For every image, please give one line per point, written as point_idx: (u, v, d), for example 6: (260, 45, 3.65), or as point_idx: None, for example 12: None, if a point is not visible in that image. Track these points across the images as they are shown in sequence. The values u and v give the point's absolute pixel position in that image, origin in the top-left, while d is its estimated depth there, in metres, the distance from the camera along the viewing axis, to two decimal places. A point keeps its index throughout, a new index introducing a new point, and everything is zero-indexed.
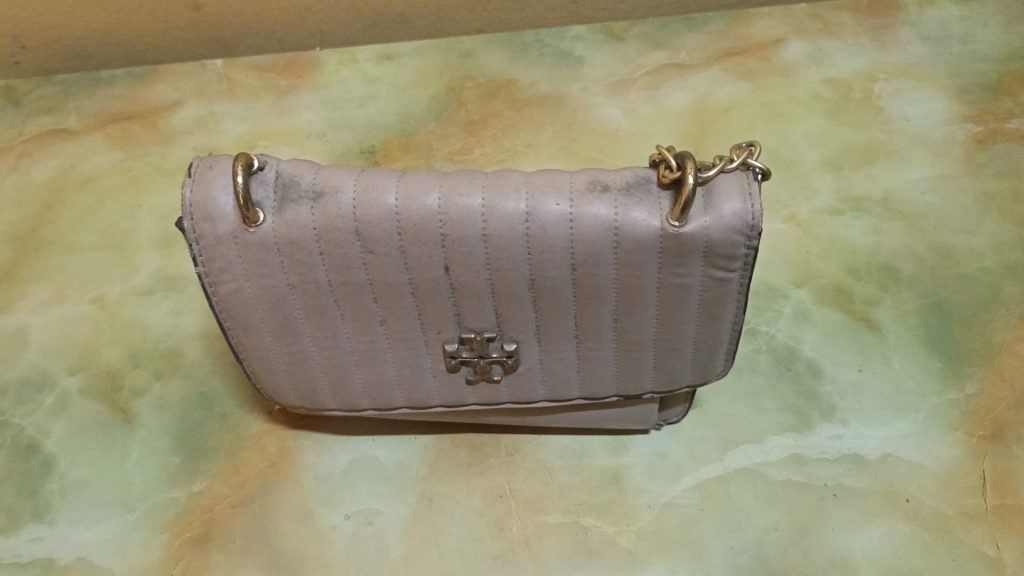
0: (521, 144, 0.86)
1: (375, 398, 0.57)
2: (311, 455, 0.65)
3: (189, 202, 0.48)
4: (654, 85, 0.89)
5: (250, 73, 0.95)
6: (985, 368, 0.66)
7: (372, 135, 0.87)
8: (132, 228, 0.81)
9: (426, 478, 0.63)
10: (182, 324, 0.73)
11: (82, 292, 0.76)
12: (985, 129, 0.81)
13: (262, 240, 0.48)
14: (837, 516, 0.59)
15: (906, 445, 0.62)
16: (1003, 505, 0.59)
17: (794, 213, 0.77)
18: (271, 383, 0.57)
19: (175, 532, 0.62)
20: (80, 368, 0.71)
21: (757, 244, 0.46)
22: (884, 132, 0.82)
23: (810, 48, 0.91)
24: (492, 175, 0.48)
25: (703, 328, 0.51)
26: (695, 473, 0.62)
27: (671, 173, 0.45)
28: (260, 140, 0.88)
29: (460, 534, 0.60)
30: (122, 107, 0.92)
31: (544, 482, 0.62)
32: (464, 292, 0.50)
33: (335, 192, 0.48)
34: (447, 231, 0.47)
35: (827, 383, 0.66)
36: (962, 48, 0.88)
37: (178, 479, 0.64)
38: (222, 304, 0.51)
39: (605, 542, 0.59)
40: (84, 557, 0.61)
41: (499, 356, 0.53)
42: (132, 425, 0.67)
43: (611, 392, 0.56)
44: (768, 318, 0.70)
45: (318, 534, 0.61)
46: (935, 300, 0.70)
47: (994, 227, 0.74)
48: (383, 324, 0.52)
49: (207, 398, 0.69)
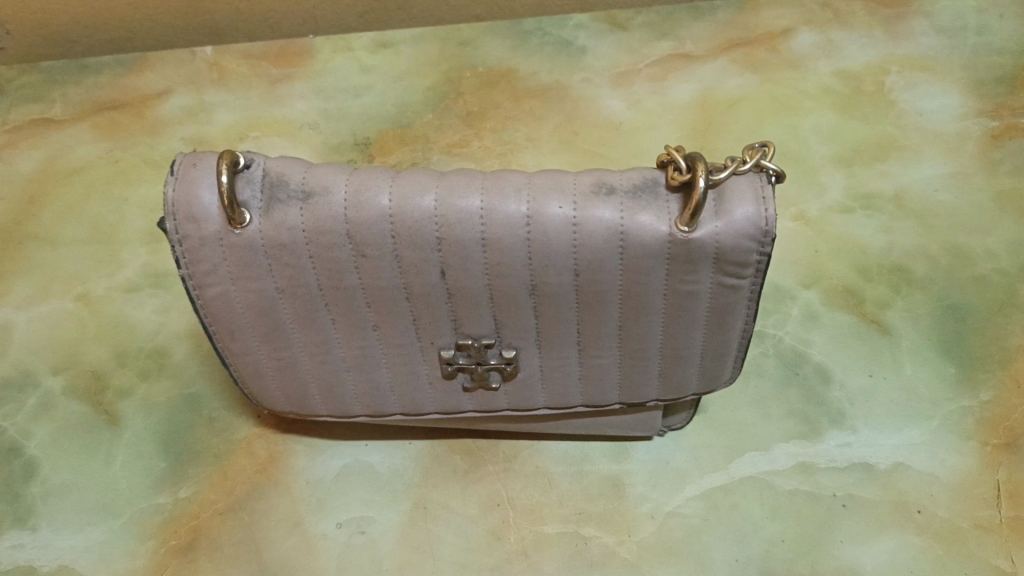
0: (521, 136, 0.83)
1: (367, 405, 0.55)
2: (302, 460, 0.63)
3: (171, 201, 0.45)
4: (659, 76, 0.86)
5: (241, 60, 0.91)
6: (999, 373, 0.64)
7: (367, 126, 0.85)
8: (119, 222, 0.78)
9: (421, 485, 0.61)
10: (170, 323, 0.71)
11: (66, 288, 0.74)
12: (1000, 124, 0.79)
13: (248, 243, 0.46)
14: (846, 527, 0.57)
15: (918, 454, 0.60)
16: (1019, 517, 0.57)
17: (803, 211, 0.74)
18: (260, 388, 0.54)
19: (160, 540, 0.60)
20: (64, 367, 0.68)
21: (770, 250, 0.43)
22: (896, 127, 0.80)
23: (821, 39, 0.88)
24: (491, 175, 0.46)
25: (711, 337, 0.49)
26: (699, 481, 0.60)
27: (681, 175, 0.43)
28: (252, 131, 0.85)
29: (456, 544, 0.58)
30: (109, 94, 0.89)
31: (542, 490, 0.60)
32: (462, 298, 0.47)
33: (326, 192, 0.45)
34: (444, 234, 0.45)
35: (836, 390, 0.64)
36: (977, 40, 0.85)
37: (164, 484, 0.62)
38: (206, 307, 0.49)
39: (606, 553, 0.57)
40: (67, 565, 0.59)
41: (498, 363, 0.51)
42: (118, 427, 0.65)
43: (615, 400, 0.54)
44: (776, 320, 0.68)
45: (309, 544, 0.59)
46: (949, 302, 0.68)
47: (1009, 227, 0.72)
48: (376, 329, 0.50)
49: (194, 401, 0.66)
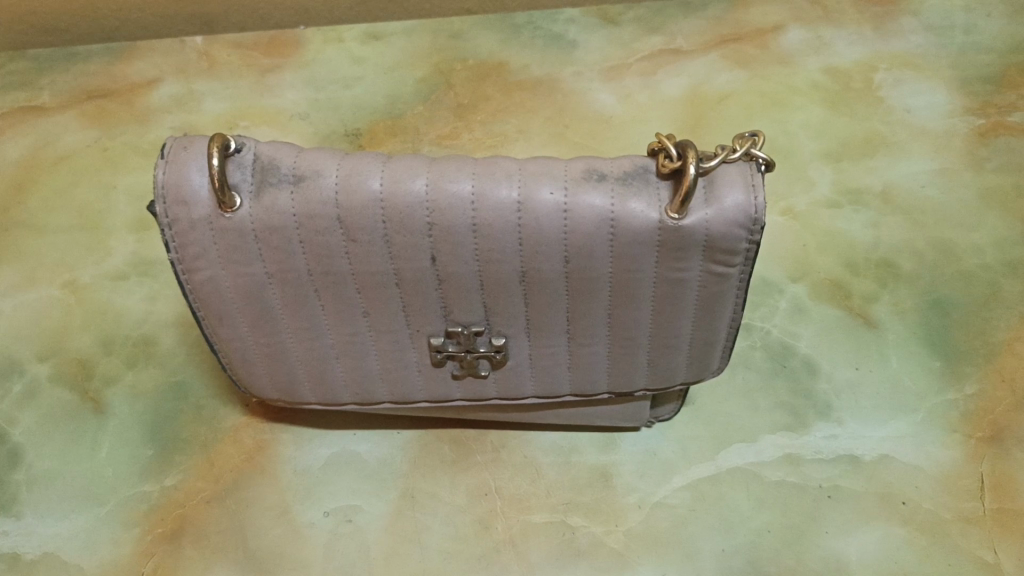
0: (511, 128, 0.83)
1: (356, 393, 0.55)
2: (289, 449, 0.63)
3: (161, 183, 0.45)
4: (649, 70, 0.87)
5: (231, 50, 0.91)
6: (984, 367, 0.64)
7: (357, 117, 0.84)
8: (107, 210, 0.78)
9: (408, 474, 0.61)
10: (157, 311, 0.70)
11: (53, 276, 0.73)
12: (987, 122, 0.79)
13: (238, 226, 0.46)
14: (831, 517, 0.58)
15: (903, 446, 0.61)
16: (1002, 509, 0.58)
17: (791, 205, 0.75)
18: (248, 375, 0.54)
19: (146, 527, 0.59)
20: (50, 355, 0.68)
21: (759, 239, 0.44)
22: (884, 123, 0.80)
23: (810, 36, 0.88)
24: (483, 161, 0.46)
25: (699, 326, 0.49)
26: (686, 472, 0.60)
27: (672, 162, 0.43)
28: (241, 120, 0.85)
29: (443, 533, 0.58)
30: (98, 83, 0.88)
31: (531, 480, 0.60)
32: (452, 284, 0.47)
33: (317, 176, 0.45)
34: (435, 219, 0.45)
35: (822, 382, 0.64)
36: (964, 39, 0.86)
37: (151, 472, 0.62)
38: (195, 292, 0.49)
39: (593, 543, 0.57)
40: (51, 552, 0.58)
41: (487, 351, 0.51)
42: (104, 415, 0.65)
43: (603, 389, 0.54)
44: (763, 313, 0.68)
45: (296, 532, 0.59)
46: (935, 297, 0.68)
47: (995, 223, 0.72)
48: (365, 316, 0.50)
49: (181, 389, 0.66)
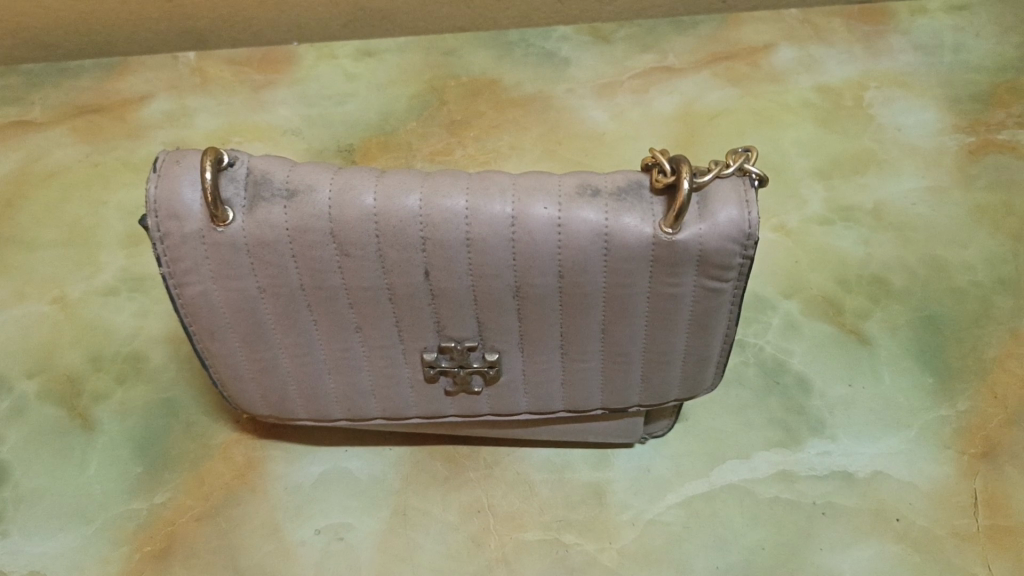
0: (504, 145, 0.84)
1: (348, 408, 0.55)
2: (280, 465, 0.62)
3: (153, 198, 0.45)
4: (641, 88, 0.87)
5: (225, 66, 0.91)
6: (977, 384, 0.65)
7: (350, 133, 0.85)
8: (97, 225, 0.77)
9: (401, 491, 0.61)
10: (147, 327, 0.70)
11: (42, 291, 0.72)
12: (976, 140, 0.80)
13: (230, 240, 0.45)
14: (825, 534, 0.57)
15: (896, 463, 0.61)
16: (996, 525, 0.57)
17: (783, 222, 0.75)
18: (239, 391, 0.54)
19: (135, 546, 0.58)
20: (38, 371, 0.67)
21: (752, 254, 0.44)
22: (875, 141, 0.81)
23: (800, 54, 0.90)
24: (477, 176, 0.46)
25: (693, 341, 0.49)
26: (679, 489, 0.60)
27: (665, 177, 0.43)
28: (234, 136, 0.85)
29: (436, 550, 0.58)
30: (90, 98, 0.88)
31: (523, 497, 0.60)
32: (445, 299, 0.47)
33: (310, 190, 0.45)
34: (428, 234, 0.45)
35: (816, 399, 0.64)
36: (953, 58, 0.88)
37: (140, 490, 0.61)
38: (186, 307, 0.48)
39: (586, 561, 0.57)
40: (37, 572, 0.57)
41: (480, 367, 0.50)
42: (93, 431, 0.64)
43: (597, 405, 0.54)
44: (756, 330, 0.68)
45: (286, 551, 0.58)
46: (927, 314, 0.69)
47: (985, 240, 0.73)
48: (358, 331, 0.50)
49: (171, 405, 0.65)
